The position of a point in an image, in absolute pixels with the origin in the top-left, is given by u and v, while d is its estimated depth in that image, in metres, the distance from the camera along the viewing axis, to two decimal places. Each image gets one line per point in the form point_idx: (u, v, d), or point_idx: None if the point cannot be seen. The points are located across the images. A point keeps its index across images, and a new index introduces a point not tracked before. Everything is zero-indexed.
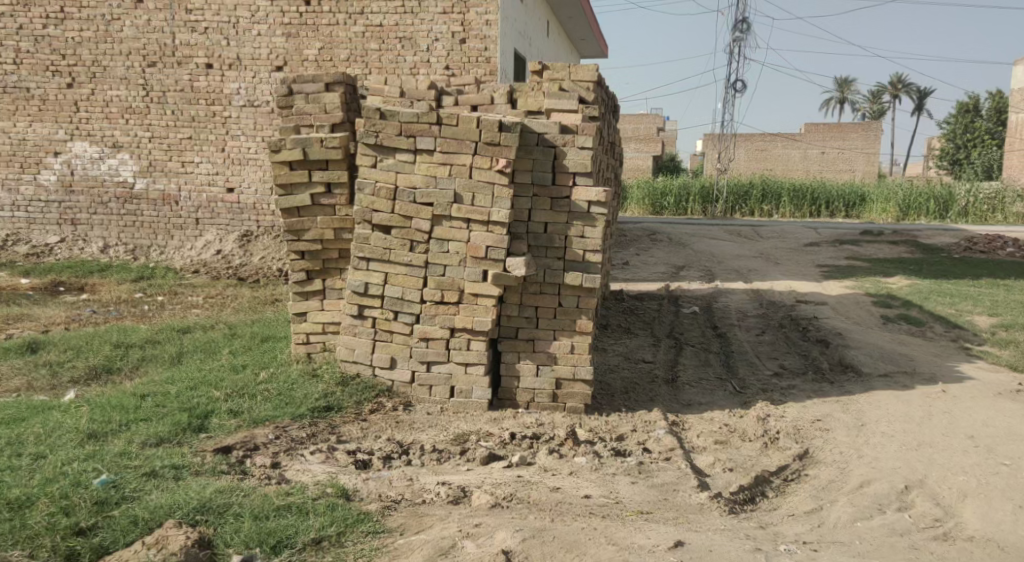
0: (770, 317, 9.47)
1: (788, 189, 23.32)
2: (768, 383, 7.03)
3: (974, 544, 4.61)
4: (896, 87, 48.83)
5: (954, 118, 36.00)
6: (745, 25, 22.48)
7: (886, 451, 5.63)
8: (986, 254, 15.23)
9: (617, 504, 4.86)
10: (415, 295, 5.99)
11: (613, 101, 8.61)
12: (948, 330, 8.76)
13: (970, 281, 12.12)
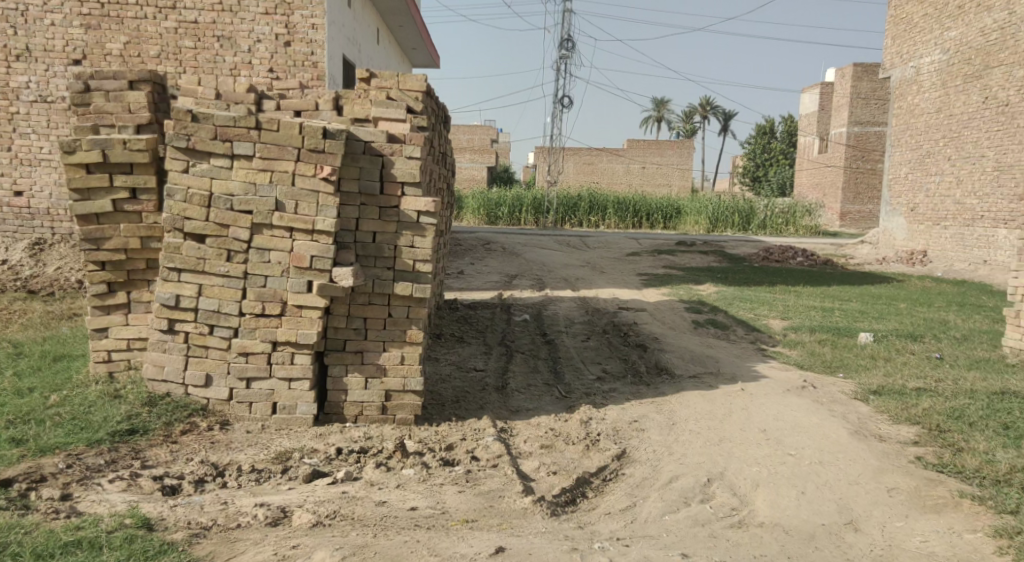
0: (595, 323, 9.77)
1: (613, 202, 24.28)
2: (591, 387, 7.23)
3: (763, 530, 4.87)
4: (705, 108, 52.08)
5: (753, 140, 38.66)
6: (570, 43, 23.25)
7: (693, 447, 5.92)
8: (780, 263, 16.59)
9: (443, 515, 4.82)
10: (233, 307, 5.70)
11: (443, 109, 8.63)
12: (749, 332, 9.39)
13: (767, 287, 13.09)
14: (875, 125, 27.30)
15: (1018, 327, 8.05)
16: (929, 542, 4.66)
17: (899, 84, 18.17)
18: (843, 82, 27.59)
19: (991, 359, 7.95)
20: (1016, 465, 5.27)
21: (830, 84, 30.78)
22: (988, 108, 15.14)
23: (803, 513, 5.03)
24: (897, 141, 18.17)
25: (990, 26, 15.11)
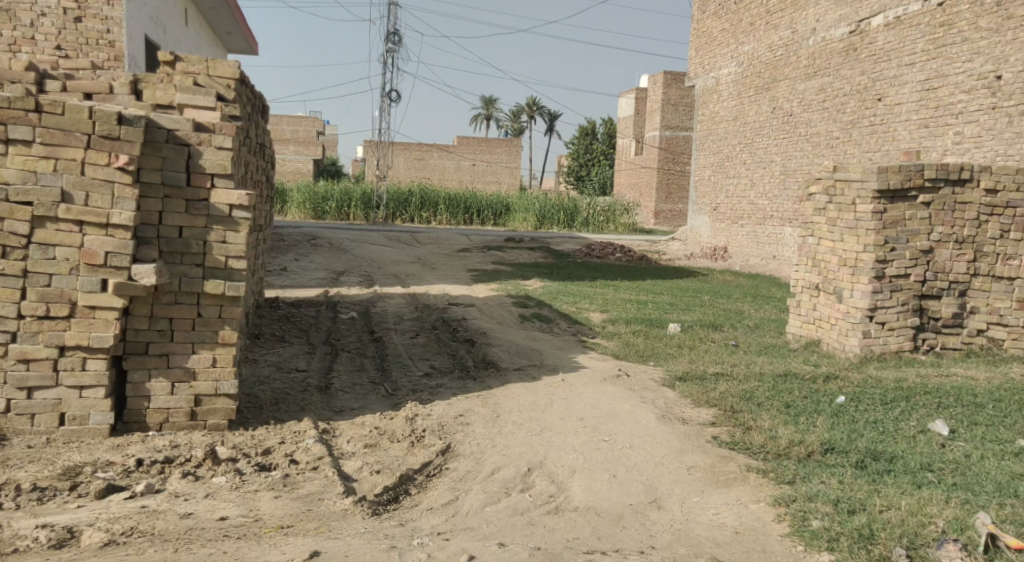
0: (424, 319, 9.69)
1: (444, 198, 24.24)
2: (418, 384, 7.14)
3: (579, 514, 4.95)
4: (532, 108, 53.24)
5: (576, 140, 39.93)
6: (396, 37, 23.03)
7: (515, 439, 5.97)
8: (602, 258, 17.20)
9: (255, 522, 4.58)
10: (10, 309, 5.17)
11: (260, 99, 8.29)
12: (572, 325, 9.64)
13: (588, 282, 13.52)
14: (684, 130, 28.92)
15: (799, 315, 8.75)
16: (720, 514, 4.89)
17: (701, 92, 19.36)
18: (655, 88, 29.01)
19: (778, 345, 8.60)
20: (794, 439, 5.71)
21: (645, 90, 32.32)
22: (776, 117, 16.37)
23: (614, 495, 5.17)
24: (702, 145, 19.31)
25: (777, 43, 16.33)
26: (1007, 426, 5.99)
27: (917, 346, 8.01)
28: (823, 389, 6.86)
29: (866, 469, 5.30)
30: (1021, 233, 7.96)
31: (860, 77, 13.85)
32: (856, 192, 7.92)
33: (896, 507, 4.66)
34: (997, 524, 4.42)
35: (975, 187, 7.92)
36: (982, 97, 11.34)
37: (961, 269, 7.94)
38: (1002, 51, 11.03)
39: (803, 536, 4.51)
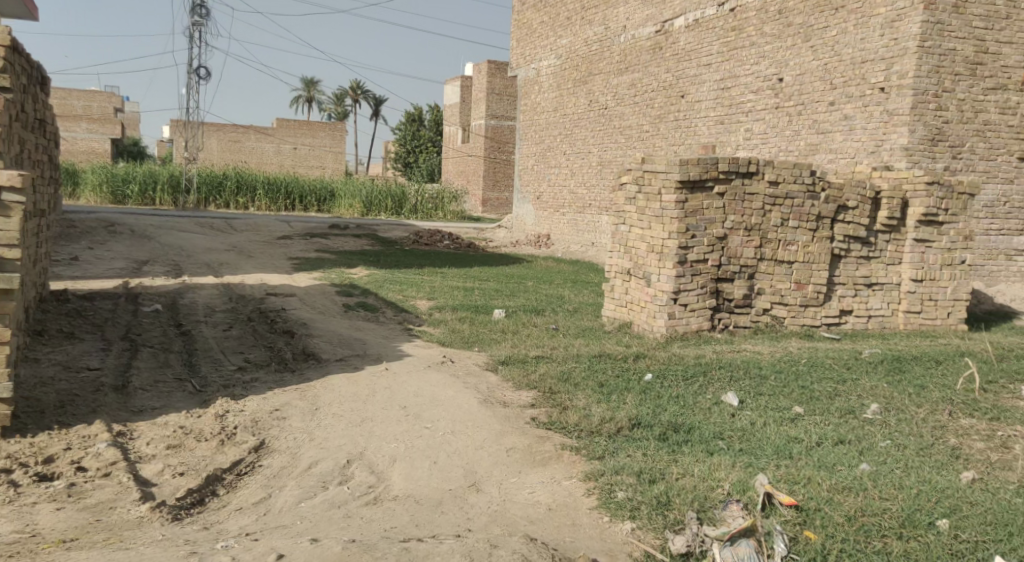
0: (238, 311, 9.31)
1: (263, 182, 23.26)
2: (230, 379, 6.87)
3: (397, 502, 4.94)
4: (355, 92, 52.29)
5: (402, 126, 39.63)
6: (203, 11, 21.90)
7: (334, 431, 5.87)
8: (428, 246, 17.21)
9: (33, 538, 4.26)
10: None
11: (39, 73, 7.70)
12: (397, 314, 9.60)
13: (414, 270, 13.49)
14: (508, 119, 29.40)
15: (613, 299, 9.14)
16: (535, 493, 5.03)
17: (523, 83, 19.76)
18: (480, 77, 29.32)
19: (594, 328, 8.96)
20: (606, 417, 5.97)
21: (469, 78, 32.55)
22: (592, 110, 16.99)
23: (433, 481, 5.20)
24: (524, 134, 19.73)
25: (591, 38, 16.93)
26: (788, 395, 6.58)
27: (714, 325, 8.61)
28: (633, 368, 7.23)
29: (668, 441, 5.65)
30: (799, 222, 8.69)
31: (665, 75, 14.63)
32: (661, 183, 8.39)
33: (691, 475, 5.00)
34: (774, 484, 4.85)
35: (760, 180, 8.56)
36: (767, 97, 12.31)
37: (749, 254, 8.60)
38: (783, 56, 11.99)
39: (609, 507, 4.73)
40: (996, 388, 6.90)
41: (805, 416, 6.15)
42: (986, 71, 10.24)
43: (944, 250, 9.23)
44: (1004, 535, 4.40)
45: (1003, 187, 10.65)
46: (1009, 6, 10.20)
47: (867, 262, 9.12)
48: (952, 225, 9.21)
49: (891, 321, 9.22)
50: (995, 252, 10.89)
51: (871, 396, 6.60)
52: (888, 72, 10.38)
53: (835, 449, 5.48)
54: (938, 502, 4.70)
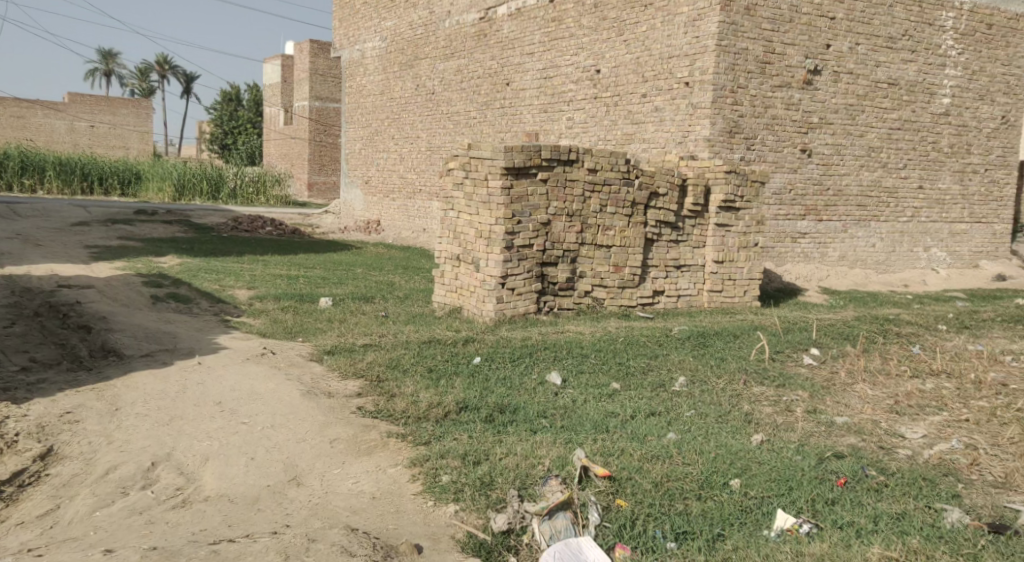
0: (24, 305, 8.55)
1: (54, 162, 21.63)
2: (13, 381, 6.32)
3: (208, 503, 4.74)
4: (162, 67, 49.34)
5: (218, 105, 37.87)
6: None
7: (137, 432, 5.53)
8: (249, 232, 16.54)
9: None
10: None
11: None
12: (213, 305, 9.17)
13: (231, 257, 12.93)
14: (333, 101, 28.89)
15: (443, 284, 9.14)
16: (359, 482, 4.96)
17: (347, 65, 19.36)
18: (301, 56, 28.50)
19: (425, 314, 8.94)
20: (433, 402, 5.99)
21: (290, 58, 31.52)
22: (419, 94, 16.89)
23: (250, 478, 5.01)
24: (350, 117, 19.35)
25: (416, 22, 16.81)
26: (605, 372, 6.87)
27: (540, 308, 8.84)
28: (462, 352, 7.28)
29: (493, 422, 5.74)
30: (616, 208, 9.04)
31: (490, 62, 14.77)
32: (488, 169, 8.46)
33: (513, 454, 5.11)
34: (590, 457, 5.04)
35: (580, 167, 8.83)
36: (585, 88, 12.72)
37: (571, 239, 8.87)
38: (600, 48, 12.41)
39: (433, 491, 4.75)
40: (782, 357, 7.55)
41: (622, 391, 6.43)
42: (774, 69, 11.25)
43: (741, 234, 9.92)
44: (786, 489, 4.80)
45: (789, 176, 11.70)
46: (792, 11, 11.22)
47: (675, 246, 9.65)
48: (748, 210, 9.92)
49: (697, 300, 9.84)
50: (784, 234, 11.87)
51: (678, 369, 7.02)
52: (691, 68, 11.01)
53: (646, 421, 5.77)
54: (733, 464, 5.06)
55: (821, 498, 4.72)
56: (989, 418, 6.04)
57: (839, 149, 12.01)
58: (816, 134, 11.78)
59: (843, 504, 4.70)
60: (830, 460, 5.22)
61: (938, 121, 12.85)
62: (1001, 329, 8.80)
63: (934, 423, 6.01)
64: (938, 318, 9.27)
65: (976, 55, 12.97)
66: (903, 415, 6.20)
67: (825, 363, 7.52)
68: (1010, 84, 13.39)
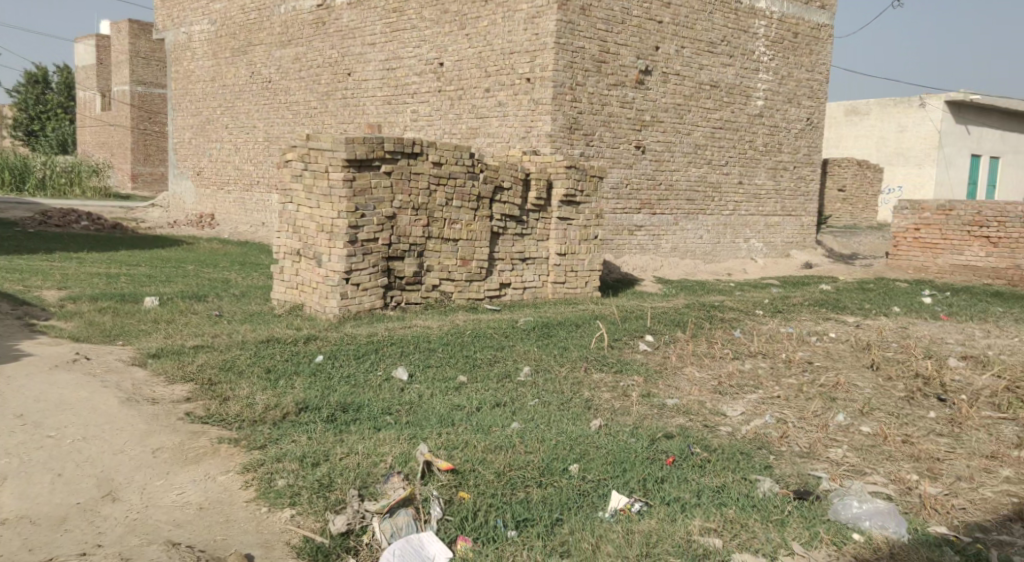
0: None
1: None
2: None
3: (6, 527, 4.43)
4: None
5: (22, 86, 34.99)
6: None
7: None
8: (61, 228, 15.44)
9: None
10: None
11: None
12: (16, 308, 8.52)
13: (40, 255, 12.03)
14: (157, 87, 27.47)
15: (283, 281, 8.93)
16: (185, 493, 4.78)
17: (173, 48, 18.39)
18: (119, 37, 26.88)
19: (263, 312, 8.68)
20: (270, 404, 5.85)
21: (106, 38, 29.60)
22: (254, 82, 16.33)
23: (57, 496, 4.72)
24: (178, 105, 18.43)
25: (249, 7, 16.23)
26: (452, 365, 6.93)
27: (387, 303, 8.77)
28: (302, 350, 7.14)
29: (335, 422, 5.68)
30: (461, 202, 9.12)
31: (330, 51, 14.48)
32: (328, 161, 8.30)
33: (355, 453, 5.08)
34: (433, 452, 5.08)
35: (424, 160, 8.83)
36: (429, 81, 12.72)
37: (417, 233, 8.86)
38: (442, 41, 12.43)
39: (267, 497, 4.66)
40: (620, 344, 7.89)
41: (468, 384, 6.52)
42: (609, 69, 11.68)
43: (582, 227, 10.25)
44: (620, 471, 5.02)
45: (625, 171, 12.18)
46: (624, 12, 11.69)
47: (521, 239, 9.85)
48: (588, 204, 10.26)
49: (541, 292, 10.09)
50: (622, 228, 12.35)
51: (524, 360, 7.18)
52: (532, 65, 11.23)
53: (491, 412, 5.88)
54: (572, 450, 5.25)
55: (651, 477, 4.97)
56: (798, 394, 6.58)
57: (669, 147, 12.64)
58: (648, 131, 12.34)
59: (671, 481, 4.96)
60: (660, 441, 5.52)
61: (753, 122, 13.78)
62: (809, 312, 9.57)
63: (751, 401, 6.47)
64: (756, 304, 9.96)
65: (784, 61, 14.03)
66: (725, 394, 6.63)
67: (658, 349, 7.92)
68: (814, 89, 14.56)
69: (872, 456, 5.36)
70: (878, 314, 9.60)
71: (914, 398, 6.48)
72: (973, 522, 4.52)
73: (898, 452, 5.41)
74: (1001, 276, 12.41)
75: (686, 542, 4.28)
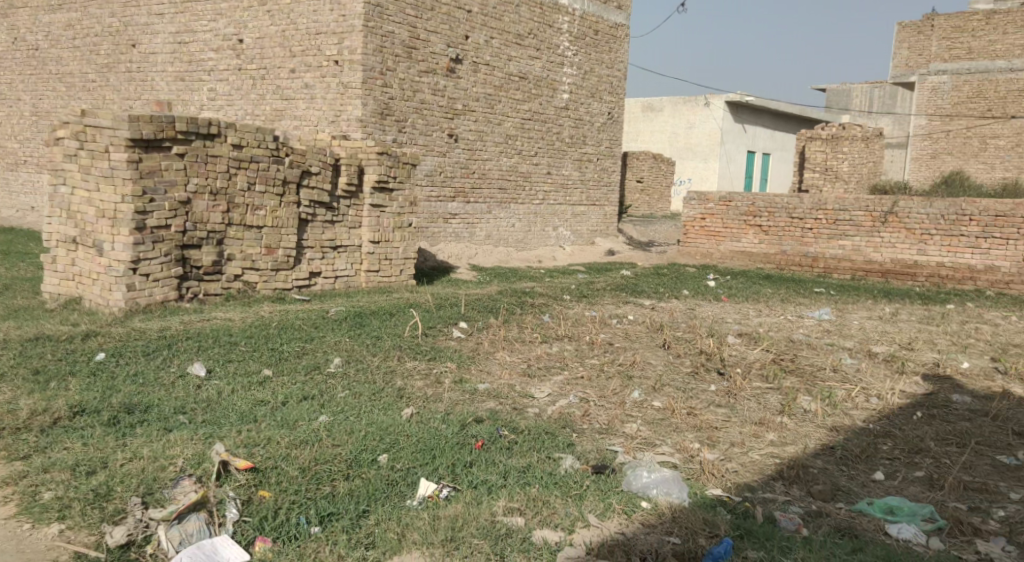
0: None
1: None
2: None
3: None
4: None
5: None
6: None
7: None
8: None
9: None
10: None
11: None
12: None
13: None
14: None
15: (56, 272, 8.23)
16: None
17: None
18: None
19: (32, 307, 7.95)
20: (38, 409, 5.40)
21: None
22: (20, 50, 14.90)
23: None
24: None
25: None
26: (256, 359, 6.71)
27: (182, 295, 8.31)
28: (81, 349, 6.65)
29: (119, 424, 5.33)
30: (264, 186, 8.85)
31: (110, 19, 13.24)
32: (108, 139, 7.76)
33: (140, 458, 4.82)
34: (231, 451, 4.92)
35: (222, 142, 8.47)
36: (228, 58, 11.99)
37: (217, 219, 8.48)
38: (241, 16, 11.76)
39: (32, 513, 4.33)
40: (433, 332, 7.94)
41: (274, 378, 6.34)
42: (419, 55, 11.68)
43: (395, 215, 10.22)
44: (429, 458, 5.07)
45: (438, 159, 12.23)
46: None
47: (331, 226, 9.67)
48: (401, 191, 10.23)
49: (354, 280, 9.95)
50: (436, 215, 12.40)
51: (334, 351, 7.07)
52: (339, 47, 11.01)
53: (297, 406, 5.75)
54: (382, 440, 5.24)
55: (460, 462, 5.05)
56: (599, 373, 6.93)
57: (481, 136, 12.83)
58: (461, 119, 12.47)
59: (479, 465, 5.07)
60: (470, 425, 5.63)
61: (559, 114, 14.27)
62: (610, 296, 10.06)
63: (557, 382, 6.73)
64: (563, 289, 10.35)
65: (586, 57, 14.63)
66: (533, 377, 6.85)
67: (471, 335, 8.05)
68: (614, 85, 15.29)
69: (662, 429, 5.74)
70: (671, 296, 10.26)
71: (698, 372, 6.99)
72: (744, 483, 4.95)
73: (684, 423, 5.82)
74: (771, 260, 13.51)
75: (491, 524, 4.40)
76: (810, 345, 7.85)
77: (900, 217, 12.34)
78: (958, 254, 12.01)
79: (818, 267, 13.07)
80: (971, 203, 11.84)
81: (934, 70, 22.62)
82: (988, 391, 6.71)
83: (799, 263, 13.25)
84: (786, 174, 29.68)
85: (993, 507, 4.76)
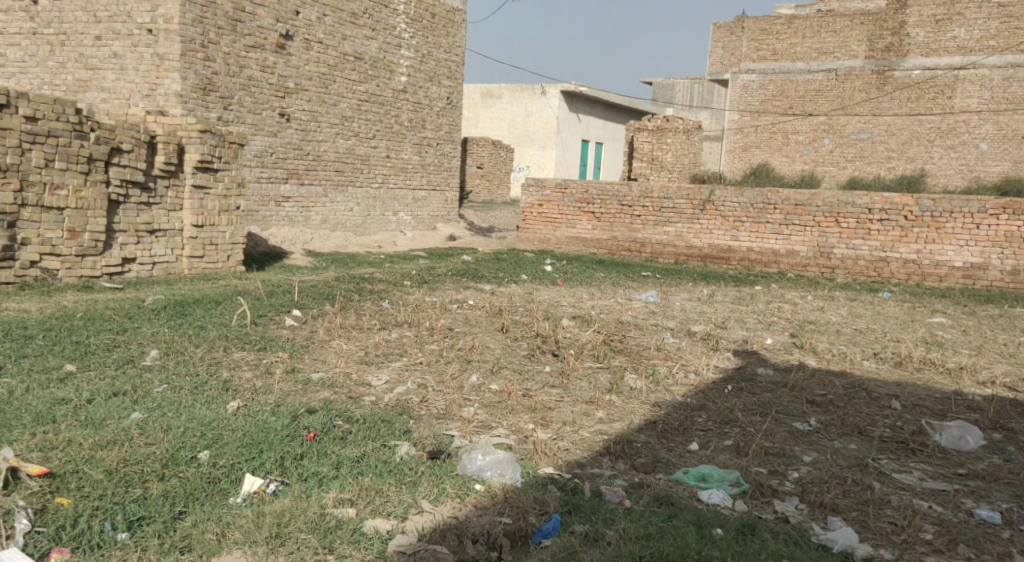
0: None
1: None
2: None
3: None
4: None
5: None
6: None
7: None
8: None
9: None
10: None
11: None
12: None
13: None
14: None
15: None
16: None
17: None
18: None
19: None
20: None
21: None
22: None
23: None
24: None
25: None
26: (57, 354, 6.13)
27: None
28: None
29: None
30: (66, 163, 8.16)
31: None
32: None
33: None
34: (22, 456, 4.45)
35: (13, 114, 7.75)
36: (20, 20, 10.69)
37: (7, 199, 7.70)
38: None
39: None
40: (264, 321, 7.56)
41: (77, 373, 5.82)
42: (245, 28, 11.12)
43: (221, 196, 9.68)
44: (255, 453, 4.78)
45: (268, 138, 11.71)
46: None
47: (147, 209, 9.03)
48: (227, 171, 9.72)
49: (175, 267, 9.32)
50: (267, 198, 11.85)
51: (150, 343, 6.58)
52: (154, 15, 10.26)
53: (106, 404, 5.30)
54: (203, 436, 4.91)
55: (289, 455, 4.80)
56: (438, 359, 6.84)
57: (315, 116, 12.40)
58: (293, 98, 12.00)
59: (310, 457, 4.83)
60: (302, 417, 5.36)
61: (397, 96, 14.03)
62: (451, 281, 9.97)
63: (394, 369, 6.57)
64: (404, 275, 10.17)
65: (424, 40, 14.45)
66: (371, 364, 6.66)
67: (306, 323, 7.72)
68: (452, 70, 15.21)
69: (498, 411, 5.72)
70: (510, 281, 10.31)
71: (534, 355, 7.03)
72: (574, 460, 5.00)
73: (519, 405, 5.82)
74: (603, 246, 13.89)
75: (319, 516, 4.21)
76: (637, 326, 8.10)
77: (716, 205, 12.97)
78: (764, 240, 12.75)
79: (645, 252, 13.55)
80: (775, 193, 12.59)
81: (744, 69, 23.93)
82: (788, 363, 7.14)
83: (629, 248, 13.68)
84: (616, 163, 30.67)
85: (789, 469, 5.03)
